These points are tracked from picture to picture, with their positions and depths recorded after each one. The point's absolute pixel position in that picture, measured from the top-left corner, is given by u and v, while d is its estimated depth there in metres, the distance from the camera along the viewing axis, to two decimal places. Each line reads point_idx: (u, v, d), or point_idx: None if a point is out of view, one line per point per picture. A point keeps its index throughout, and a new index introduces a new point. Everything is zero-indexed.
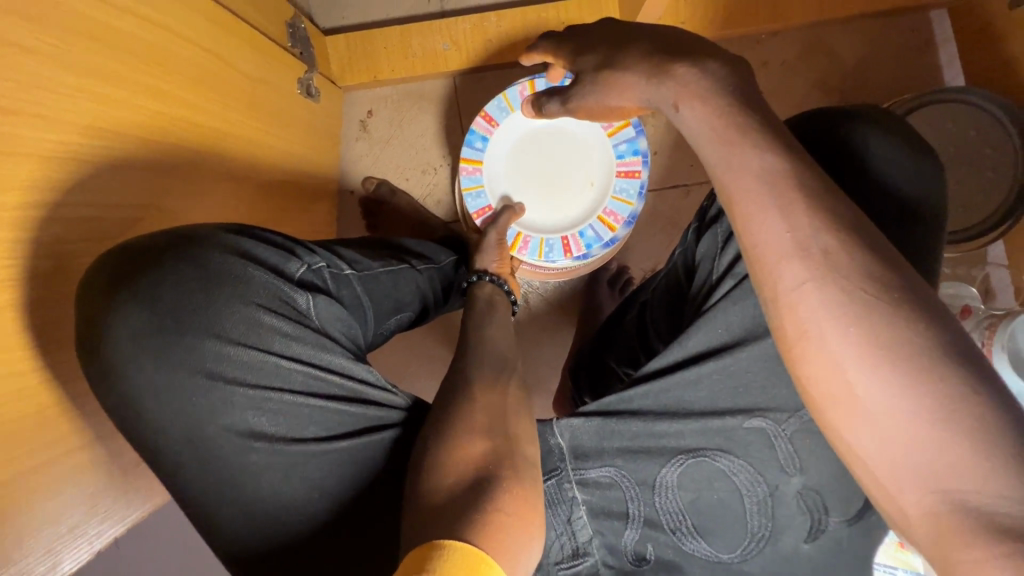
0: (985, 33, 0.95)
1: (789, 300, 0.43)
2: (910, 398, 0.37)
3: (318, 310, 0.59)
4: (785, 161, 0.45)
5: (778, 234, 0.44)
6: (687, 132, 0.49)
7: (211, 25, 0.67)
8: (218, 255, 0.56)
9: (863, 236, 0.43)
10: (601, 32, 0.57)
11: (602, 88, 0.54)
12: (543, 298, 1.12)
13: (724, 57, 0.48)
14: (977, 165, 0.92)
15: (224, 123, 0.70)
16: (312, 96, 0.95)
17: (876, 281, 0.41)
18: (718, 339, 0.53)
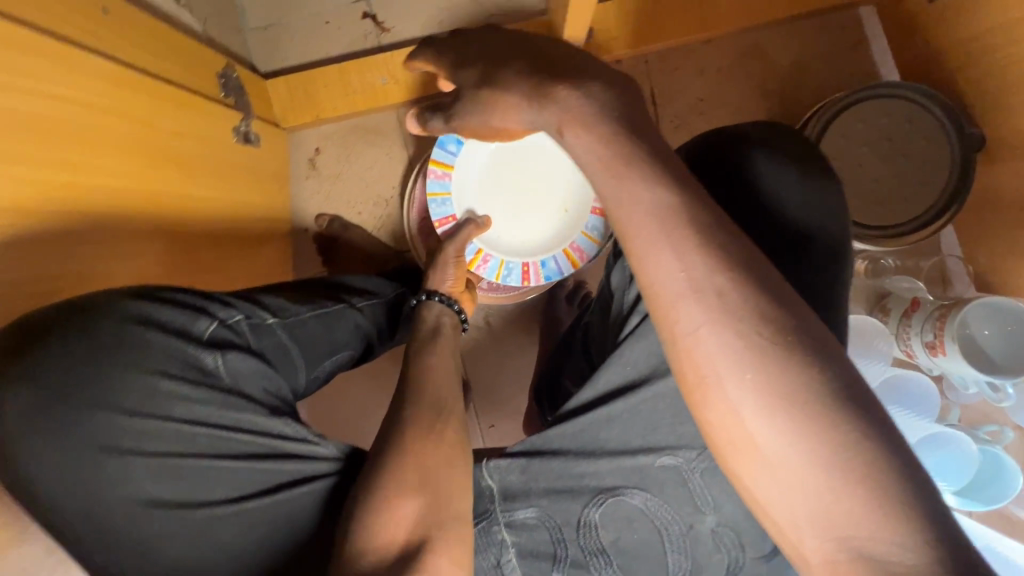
0: (910, 26, 0.96)
1: (686, 345, 0.43)
2: (803, 445, 0.38)
3: (230, 367, 0.60)
4: (675, 196, 0.44)
5: (674, 274, 0.43)
6: (576, 161, 0.46)
7: (123, 90, 0.67)
8: (114, 323, 0.57)
9: (753, 273, 0.42)
10: (481, 42, 0.53)
11: (482, 106, 0.50)
12: (504, 318, 1.12)
13: (606, 79, 0.46)
14: (913, 157, 0.93)
15: (144, 183, 0.71)
16: (250, 142, 0.95)
17: (770, 324, 0.41)
18: (628, 375, 0.57)
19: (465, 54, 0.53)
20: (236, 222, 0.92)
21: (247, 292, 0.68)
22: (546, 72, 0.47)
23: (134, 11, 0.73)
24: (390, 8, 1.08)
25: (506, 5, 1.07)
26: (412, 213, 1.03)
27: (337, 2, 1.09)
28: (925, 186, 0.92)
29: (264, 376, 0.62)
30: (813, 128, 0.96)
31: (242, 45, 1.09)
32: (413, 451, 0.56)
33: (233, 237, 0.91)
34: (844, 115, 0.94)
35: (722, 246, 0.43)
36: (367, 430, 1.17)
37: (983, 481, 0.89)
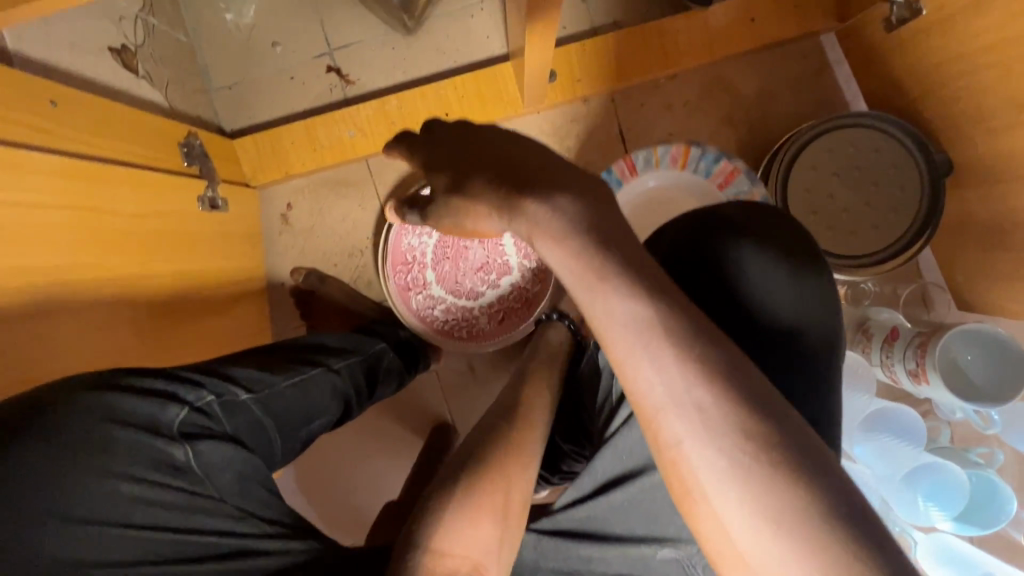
0: (870, 55, 0.96)
1: (672, 455, 0.45)
2: (793, 564, 0.40)
3: (200, 458, 0.60)
4: (646, 308, 0.45)
5: (654, 386, 0.45)
6: (553, 269, 0.48)
7: (74, 182, 0.66)
8: (77, 425, 0.56)
9: (733, 382, 0.44)
10: (449, 142, 0.54)
11: (456, 213, 0.53)
12: (489, 362, 1.14)
13: (573, 190, 0.48)
14: (885, 185, 0.92)
15: (100, 270, 0.69)
16: (217, 208, 0.93)
17: (750, 437, 0.42)
18: (626, 464, 0.64)
19: (436, 151, 0.55)
20: (207, 291, 0.90)
21: (213, 366, 0.70)
22: (514, 185, 0.49)
23: (85, 95, 0.72)
24: (354, 60, 1.08)
25: (469, 52, 1.06)
26: (389, 271, 1.01)
27: (300, 56, 1.08)
28: (898, 215, 0.92)
29: (236, 467, 0.61)
30: (783, 159, 0.96)
31: (207, 106, 1.08)
32: (417, 539, 0.56)
33: (206, 307, 0.89)
34: (814, 143, 0.94)
35: (697, 354, 0.45)
36: (356, 483, 1.15)
37: (978, 504, 0.87)
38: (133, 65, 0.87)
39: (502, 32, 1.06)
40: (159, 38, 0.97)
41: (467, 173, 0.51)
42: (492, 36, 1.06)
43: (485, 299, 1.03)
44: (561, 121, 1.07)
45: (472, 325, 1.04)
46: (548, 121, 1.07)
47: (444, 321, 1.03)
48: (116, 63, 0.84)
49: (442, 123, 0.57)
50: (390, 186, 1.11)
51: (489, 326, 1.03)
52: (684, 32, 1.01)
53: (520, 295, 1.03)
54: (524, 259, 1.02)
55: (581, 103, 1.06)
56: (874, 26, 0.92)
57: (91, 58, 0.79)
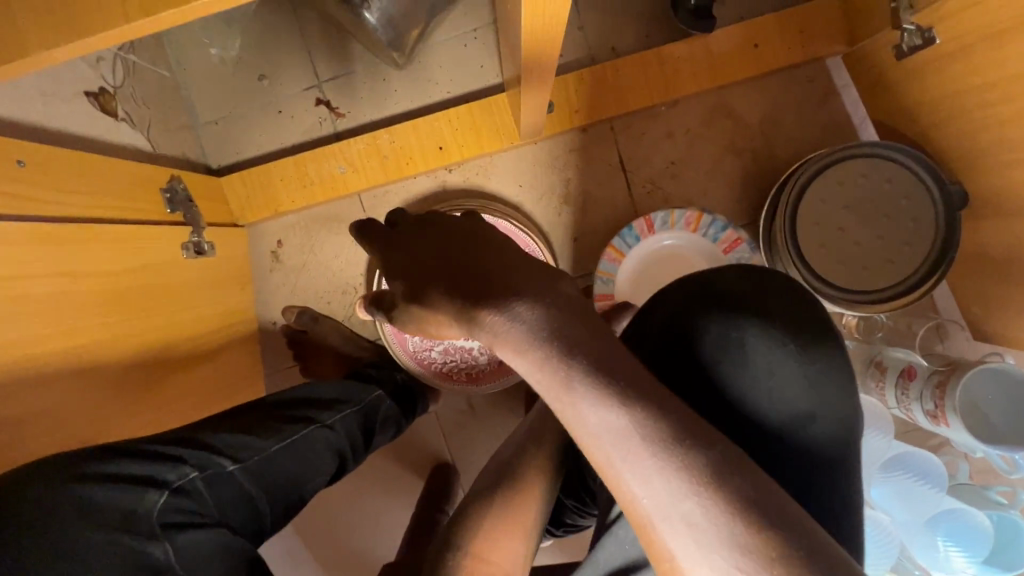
0: (880, 80, 0.92)
1: (667, 568, 0.44)
2: None
3: (181, 555, 0.53)
4: (622, 416, 0.46)
5: (640, 497, 0.45)
6: (523, 374, 0.51)
7: (52, 246, 0.63)
8: (36, 527, 0.48)
9: (725, 489, 0.43)
10: (404, 252, 0.63)
11: (417, 318, 0.61)
12: (488, 400, 1.10)
13: (529, 297, 0.52)
14: (896, 217, 0.89)
15: (79, 334, 0.66)
16: (205, 252, 0.90)
17: (745, 553, 0.40)
18: (628, 556, 0.60)
19: (395, 263, 0.63)
20: (193, 342, 0.86)
21: (192, 435, 0.63)
22: (464, 295, 0.55)
23: (56, 150, 0.68)
24: (343, 93, 1.04)
25: (462, 82, 1.03)
26: None
27: (289, 89, 1.05)
28: (911, 247, 0.88)
29: (218, 563, 0.55)
30: (792, 189, 0.92)
31: (193, 142, 1.04)
32: None
33: (195, 360, 0.86)
34: (824, 173, 0.91)
35: (680, 462, 0.44)
36: (354, 527, 1.11)
37: (997, 545, 0.84)
38: (112, 108, 0.84)
39: (496, 61, 1.02)
40: (140, 76, 0.93)
41: (422, 285, 0.58)
42: (486, 65, 1.02)
43: None
44: (560, 152, 1.03)
45: (471, 367, 1.00)
46: (545, 152, 1.03)
47: (443, 363, 0.99)
48: (94, 108, 0.80)
49: (400, 227, 0.66)
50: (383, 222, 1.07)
51: (489, 367, 1.00)
52: (685, 59, 0.97)
53: None
54: None
55: (579, 132, 1.03)
56: (883, 51, 0.89)
57: (65, 106, 0.76)
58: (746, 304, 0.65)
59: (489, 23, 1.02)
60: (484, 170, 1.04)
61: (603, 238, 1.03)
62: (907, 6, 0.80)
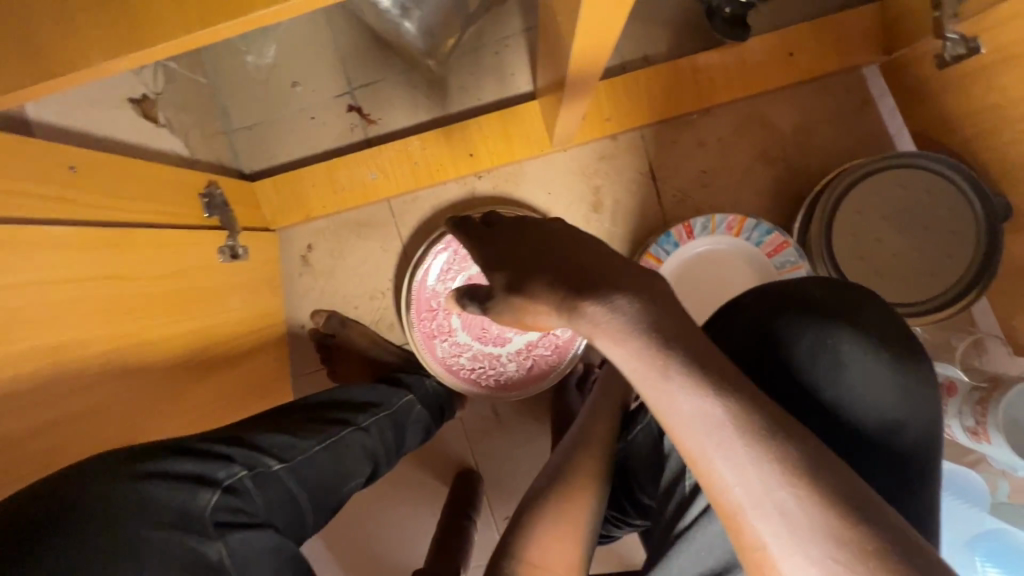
0: (920, 89, 0.91)
1: (756, 560, 0.42)
2: None
3: (233, 555, 0.56)
4: (717, 405, 0.44)
5: (731, 486, 0.43)
6: (615, 362, 0.50)
7: (99, 249, 0.64)
8: (103, 522, 0.51)
9: (822, 480, 0.42)
10: (509, 245, 0.62)
11: (516, 309, 0.59)
12: (513, 406, 1.10)
13: (631, 292, 0.51)
14: (934, 228, 0.88)
15: (122, 337, 0.67)
16: (240, 257, 0.91)
17: (844, 543, 0.39)
18: (703, 563, 0.59)
19: (499, 256, 0.62)
20: (225, 345, 0.87)
21: (238, 434, 0.65)
22: (570, 288, 0.54)
23: (104, 156, 0.70)
24: (375, 99, 1.05)
25: (494, 89, 1.03)
26: (413, 318, 0.98)
27: (321, 96, 1.06)
28: (951, 259, 0.86)
29: (265, 563, 0.58)
30: (826, 203, 0.91)
31: (227, 147, 1.05)
32: None
33: (228, 363, 0.87)
34: (859, 185, 0.90)
35: (774, 454, 0.43)
36: (378, 531, 1.11)
37: None
38: (153, 114, 0.86)
39: (527, 69, 1.03)
40: (178, 82, 0.95)
41: (528, 276, 0.57)
42: (517, 73, 1.03)
43: (512, 345, 0.99)
44: (590, 159, 1.03)
45: (500, 374, 1.00)
46: (575, 159, 1.03)
47: (471, 369, 0.98)
48: (136, 114, 0.82)
49: (504, 223, 0.66)
50: (412, 227, 1.07)
51: (518, 375, 0.99)
52: (718, 67, 0.97)
53: (549, 342, 0.98)
54: None
55: (610, 139, 1.02)
56: (924, 61, 0.88)
57: (112, 113, 0.78)
58: (835, 307, 0.64)
59: (520, 31, 1.02)
60: (514, 177, 1.04)
61: (633, 246, 1.02)
62: (952, 15, 0.79)
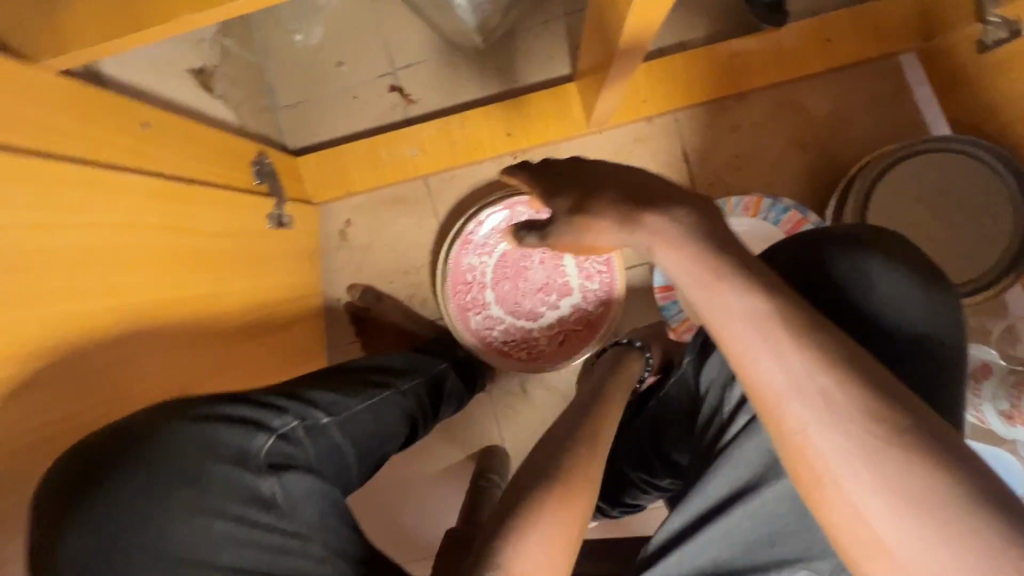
0: (958, 76, 0.91)
1: (796, 443, 0.43)
2: (946, 556, 0.37)
3: (287, 493, 0.57)
4: (768, 301, 0.44)
5: (775, 376, 0.43)
6: (669, 273, 0.49)
7: (166, 202, 0.67)
8: (172, 453, 0.53)
9: (857, 368, 0.42)
10: (566, 169, 0.56)
11: (577, 230, 0.52)
12: (544, 386, 1.10)
13: (692, 204, 0.49)
14: (972, 212, 0.88)
15: (186, 289, 0.69)
16: (284, 225, 0.93)
17: (883, 423, 0.40)
18: (740, 479, 0.55)
19: (556, 178, 0.55)
20: (271, 310, 0.89)
21: (294, 389, 0.67)
22: (636, 199, 0.50)
23: (172, 117, 0.73)
24: (416, 80, 1.09)
25: (533, 71, 1.06)
26: (448, 290, 1.00)
27: (363, 76, 1.09)
28: (988, 244, 0.87)
29: (318, 503, 0.59)
30: (863, 182, 0.91)
31: (273, 124, 1.09)
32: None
33: (273, 325, 0.90)
34: (895, 166, 0.90)
35: (815, 342, 0.43)
36: (408, 504, 1.13)
37: None
38: (210, 85, 0.90)
39: (566, 53, 1.05)
40: (231, 59, 0.99)
41: (593, 192, 0.52)
42: (555, 57, 1.05)
43: (545, 320, 1.01)
44: (625, 141, 1.05)
45: (531, 348, 1.02)
46: (610, 142, 1.05)
47: (503, 342, 1.01)
48: (195, 83, 0.86)
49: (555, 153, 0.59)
50: (449, 205, 1.10)
51: (549, 349, 1.01)
52: (755, 52, 0.98)
53: (581, 317, 1.01)
54: (585, 281, 1.00)
55: (645, 123, 1.04)
56: (964, 46, 0.89)
57: (174, 80, 0.81)
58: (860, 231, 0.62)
59: (559, 17, 1.05)
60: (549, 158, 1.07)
61: None
62: None
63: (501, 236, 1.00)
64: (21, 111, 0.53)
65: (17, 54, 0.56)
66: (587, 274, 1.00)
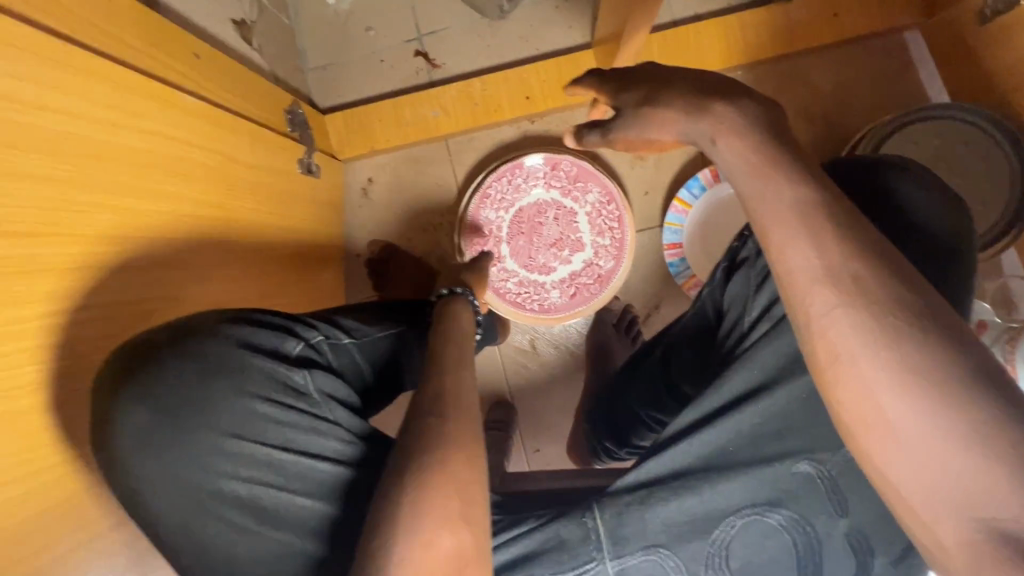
0: (960, 49, 0.96)
1: (821, 324, 0.50)
2: (936, 419, 0.44)
3: (318, 385, 0.60)
4: (814, 193, 0.51)
5: (810, 263, 0.50)
6: (724, 164, 0.54)
7: (213, 127, 0.72)
8: (215, 346, 0.58)
9: (887, 265, 0.49)
10: (642, 71, 0.61)
11: (642, 122, 0.58)
12: (551, 342, 1.12)
13: (758, 99, 0.54)
14: (971, 178, 0.92)
15: (226, 211, 0.74)
16: (312, 173, 0.98)
17: (905, 307, 0.47)
18: (755, 380, 0.59)
19: (631, 78, 0.61)
20: (296, 249, 0.94)
21: (325, 312, 0.69)
22: (705, 92, 0.55)
23: (221, 55, 0.79)
24: (441, 46, 1.14)
25: (552, 40, 1.11)
26: (464, 241, 1.05)
27: (391, 41, 1.15)
28: (983, 210, 0.91)
29: (346, 399, 0.62)
30: (867, 145, 0.95)
31: (303, 83, 1.14)
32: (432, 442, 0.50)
33: (297, 263, 0.94)
34: (900, 133, 0.95)
35: (850, 239, 0.50)
36: None
37: None
38: (250, 37, 0.96)
39: (584, 24, 1.11)
40: (268, 17, 1.05)
41: (662, 87, 0.57)
42: (574, 27, 1.11)
43: (557, 274, 1.05)
44: None
45: (545, 299, 1.05)
46: None
47: (517, 293, 1.05)
48: (236, 33, 0.92)
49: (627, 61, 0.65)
50: (468, 166, 1.15)
51: (561, 301, 1.05)
52: (766, 24, 1.03)
53: (592, 272, 1.04)
54: (598, 237, 1.04)
55: None
56: (966, 19, 0.93)
57: (217, 25, 0.87)
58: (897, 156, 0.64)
59: None
60: (564, 122, 1.12)
61: (674, 191, 1.08)
62: None
63: (537, 184, 1.05)
64: (98, 22, 0.58)
65: None
66: (599, 230, 1.04)
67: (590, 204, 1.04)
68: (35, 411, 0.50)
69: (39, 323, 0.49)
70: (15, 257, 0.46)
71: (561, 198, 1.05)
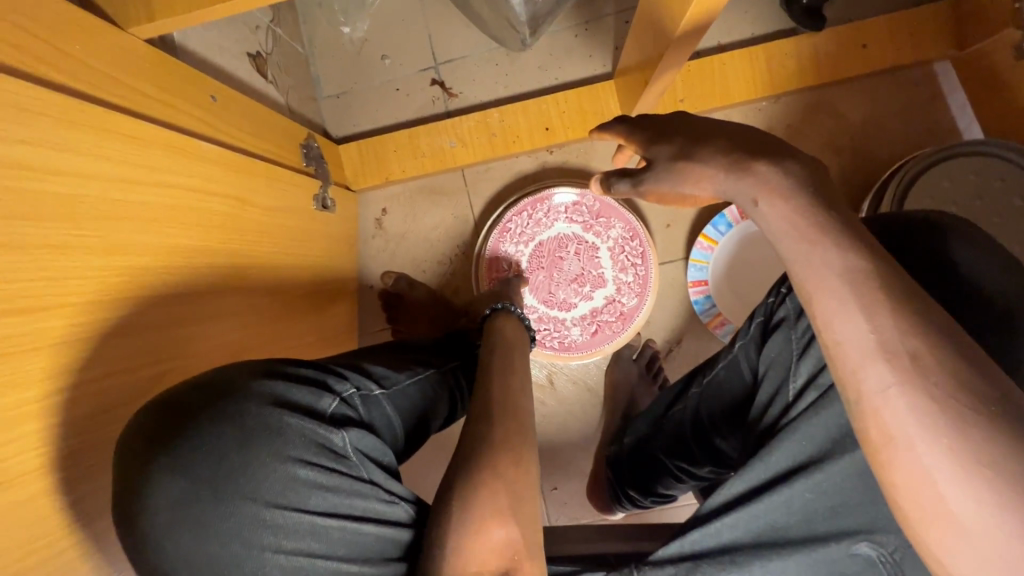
0: (995, 83, 0.93)
1: (874, 404, 0.45)
2: (1008, 519, 0.39)
3: (355, 446, 0.57)
4: (865, 261, 0.48)
5: (862, 337, 0.46)
6: (765, 226, 0.51)
7: (228, 172, 0.69)
8: (254, 407, 0.54)
9: (950, 342, 0.44)
10: (675, 122, 0.59)
11: (675, 176, 0.56)
12: (571, 379, 1.09)
13: (804, 160, 0.51)
14: (1010, 215, 0.89)
15: (238, 259, 0.71)
16: (327, 208, 0.96)
17: (969, 391, 0.42)
18: (804, 453, 0.57)
19: (664, 130, 0.59)
20: (309, 287, 0.91)
21: (353, 360, 0.67)
22: (746, 150, 0.53)
23: (235, 93, 0.76)
24: (457, 74, 1.12)
25: (571, 69, 1.09)
26: (483, 275, 1.03)
27: (406, 69, 1.12)
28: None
29: (381, 458, 0.60)
30: (898, 182, 0.92)
31: (317, 113, 1.12)
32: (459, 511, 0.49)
33: (310, 302, 0.91)
34: (934, 169, 0.91)
35: (903, 310, 0.46)
36: None
37: None
38: (264, 70, 0.93)
39: (604, 53, 1.08)
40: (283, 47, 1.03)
41: (699, 142, 0.55)
42: (594, 55, 1.08)
43: (578, 310, 1.02)
44: None
45: (565, 336, 1.02)
46: None
47: (536, 330, 1.02)
48: (251, 66, 0.89)
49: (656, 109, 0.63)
50: (485, 196, 1.12)
51: (582, 339, 1.02)
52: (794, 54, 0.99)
53: (615, 309, 1.01)
54: (620, 274, 1.01)
55: None
56: (1000, 53, 0.91)
57: (231, 60, 0.84)
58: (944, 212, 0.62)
59: (601, 18, 1.08)
60: (584, 153, 1.10)
61: (698, 225, 1.05)
62: None
63: (559, 219, 1.02)
64: (110, 72, 0.56)
65: (108, 19, 0.60)
66: (621, 266, 1.01)
67: (613, 239, 1.01)
68: (41, 494, 0.47)
69: (41, 403, 0.46)
70: (16, 336, 0.43)
71: (583, 233, 1.02)
